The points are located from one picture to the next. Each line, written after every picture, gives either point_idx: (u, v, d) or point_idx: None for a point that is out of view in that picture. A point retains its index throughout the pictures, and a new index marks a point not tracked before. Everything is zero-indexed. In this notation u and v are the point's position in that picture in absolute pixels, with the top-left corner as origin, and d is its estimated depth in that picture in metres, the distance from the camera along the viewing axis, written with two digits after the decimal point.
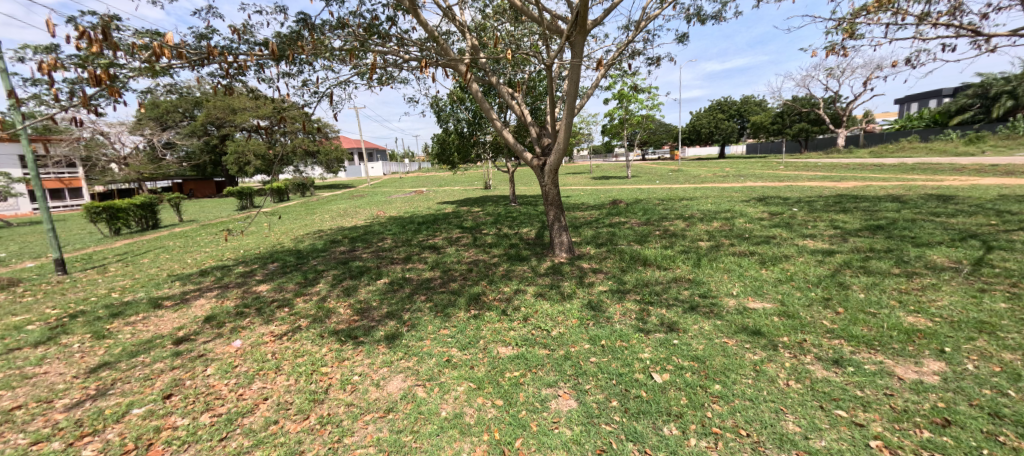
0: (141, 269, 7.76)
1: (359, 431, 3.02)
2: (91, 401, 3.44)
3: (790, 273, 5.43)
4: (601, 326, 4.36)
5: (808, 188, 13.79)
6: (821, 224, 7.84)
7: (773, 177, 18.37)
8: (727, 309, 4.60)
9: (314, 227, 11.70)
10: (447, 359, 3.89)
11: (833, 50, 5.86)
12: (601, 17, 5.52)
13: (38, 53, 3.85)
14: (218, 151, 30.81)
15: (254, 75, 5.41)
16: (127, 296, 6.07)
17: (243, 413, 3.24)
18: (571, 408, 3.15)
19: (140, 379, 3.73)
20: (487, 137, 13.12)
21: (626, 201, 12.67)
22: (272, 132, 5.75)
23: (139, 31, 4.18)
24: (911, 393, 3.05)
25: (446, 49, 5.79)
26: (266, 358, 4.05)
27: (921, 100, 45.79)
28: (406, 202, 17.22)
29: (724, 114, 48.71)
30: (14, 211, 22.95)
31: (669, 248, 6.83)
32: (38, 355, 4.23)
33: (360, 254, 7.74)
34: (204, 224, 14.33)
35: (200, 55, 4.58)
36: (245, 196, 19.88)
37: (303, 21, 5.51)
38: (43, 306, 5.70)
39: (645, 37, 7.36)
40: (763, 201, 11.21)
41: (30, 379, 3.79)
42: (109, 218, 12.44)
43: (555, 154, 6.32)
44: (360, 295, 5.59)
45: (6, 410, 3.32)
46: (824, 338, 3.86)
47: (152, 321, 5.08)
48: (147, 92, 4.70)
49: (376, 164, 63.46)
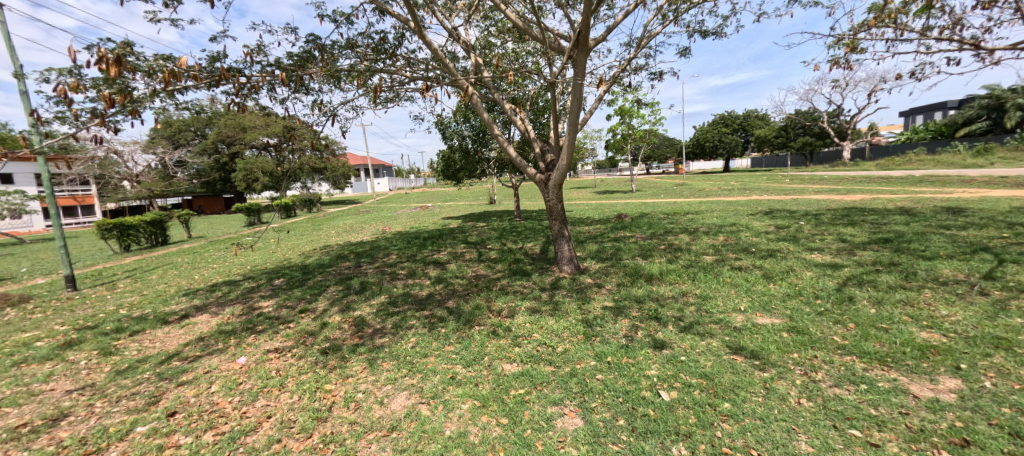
0: (150, 285, 7.81)
1: (361, 449, 2.99)
2: (96, 419, 3.43)
3: (798, 288, 5.37)
4: (607, 343, 4.32)
5: (814, 201, 13.80)
6: (828, 237, 7.80)
7: (779, 191, 18.31)
8: (734, 325, 4.53)
9: (320, 242, 11.73)
10: (452, 376, 3.85)
11: (835, 64, 5.93)
12: (603, 35, 5.63)
13: (62, 76, 3.96)
14: (227, 169, 31.31)
15: (266, 94, 5.50)
16: (135, 311, 6.12)
17: (247, 431, 3.22)
18: (577, 427, 3.09)
19: (145, 397, 3.72)
20: (492, 153, 13.25)
21: (631, 215, 12.65)
22: (281, 150, 5.82)
23: (158, 54, 4.29)
24: (929, 412, 2.96)
25: (451, 67, 5.88)
26: (270, 375, 4.03)
27: (927, 113, 45.79)
28: (410, 218, 17.36)
29: (729, 128, 48.92)
30: (29, 227, 23.40)
31: (674, 263, 6.79)
32: (45, 372, 4.24)
33: (365, 269, 7.75)
34: (212, 240, 14.44)
35: (214, 75, 4.68)
36: (253, 212, 20.16)
37: (313, 41, 5.64)
38: (52, 323, 5.74)
39: (646, 52, 7.47)
40: (770, 214, 11.17)
41: (37, 396, 3.79)
42: (120, 235, 12.64)
43: (559, 169, 6.31)
44: (362, 311, 5.58)
45: (12, 428, 3.32)
46: (836, 354, 3.80)
47: (158, 338, 5.08)
48: (163, 111, 4.78)
49: (382, 180, 63.77)
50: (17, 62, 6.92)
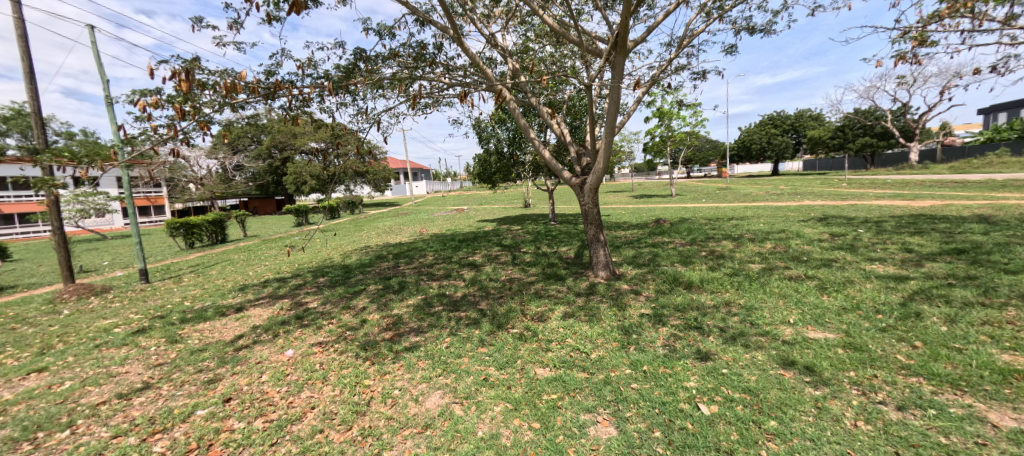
0: (210, 279, 8.46)
1: (397, 445, 3.09)
2: (162, 401, 3.76)
3: (856, 301, 5.01)
4: (643, 351, 4.22)
5: (875, 207, 12.82)
6: (891, 246, 7.22)
7: (835, 196, 17.10)
8: (782, 338, 4.30)
9: (361, 243, 12.22)
10: (485, 378, 3.91)
11: (902, 59, 5.52)
12: (642, 36, 5.52)
13: (142, 94, 4.39)
14: (279, 172, 33.31)
15: (316, 105, 5.83)
16: (197, 303, 6.66)
17: (292, 420, 3.42)
18: (611, 436, 3.05)
19: (204, 383, 4.04)
20: (527, 157, 13.31)
21: (671, 220, 12.29)
22: (328, 156, 6.14)
23: (221, 69, 4.65)
24: (1011, 444, 2.67)
25: (489, 73, 5.99)
26: (314, 368, 4.25)
27: (1012, 110, 41.31)
28: (447, 220, 17.72)
29: (779, 129, 46.39)
30: (110, 225, 25.99)
31: (717, 270, 6.53)
32: (121, 355, 4.70)
33: (402, 270, 8.00)
34: (264, 239, 15.41)
35: (270, 88, 5.02)
36: (301, 214, 21.33)
37: (359, 53, 5.93)
38: (128, 312, 6.35)
39: (689, 52, 7.25)
40: (824, 220, 10.47)
41: (114, 377, 4.22)
42: (185, 233, 13.78)
43: (594, 173, 6.24)
44: (399, 310, 5.77)
45: (93, 404, 3.71)
46: (899, 374, 3.52)
47: (216, 328, 5.49)
48: (226, 123, 5.18)
49: (420, 183, 65.44)
50: (104, 77, 7.72)
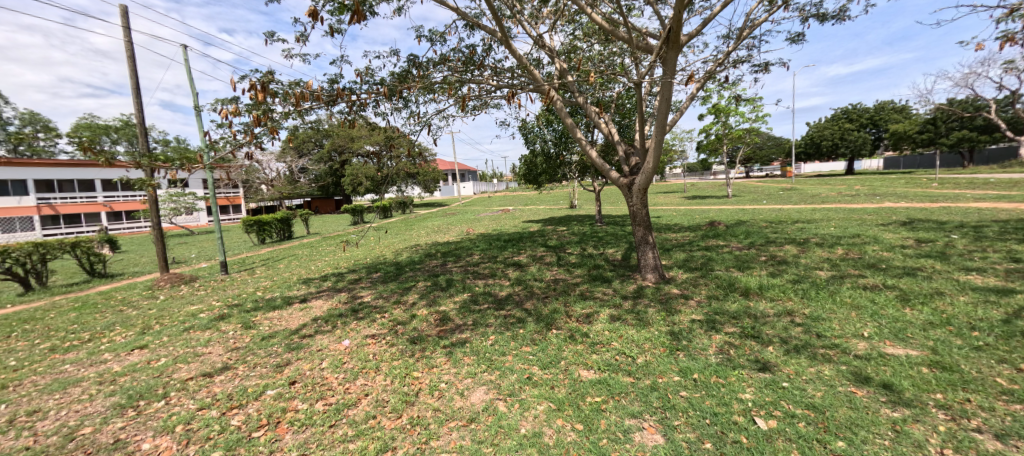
0: (278, 272, 9.23)
1: (444, 435, 3.22)
2: (238, 380, 4.19)
3: (946, 316, 4.49)
4: (694, 359, 4.07)
5: (973, 210, 11.35)
6: (992, 255, 6.38)
7: (923, 197, 15.32)
8: (853, 352, 3.96)
9: (412, 241, 12.73)
10: (528, 376, 3.96)
11: (1010, 41, 4.86)
12: (696, 30, 5.31)
13: (225, 104, 4.90)
14: (339, 174, 35.48)
15: (372, 110, 6.19)
16: (268, 294, 7.29)
17: (349, 404, 3.67)
18: (657, 444, 2.98)
19: (273, 366, 4.44)
20: (574, 157, 13.20)
21: (727, 223, 11.65)
22: (382, 158, 6.48)
23: (291, 79, 5.07)
24: None
25: (536, 74, 6.03)
26: (368, 358, 4.52)
27: None
28: (493, 220, 17.98)
29: (855, 124, 42.34)
30: (197, 221, 29.06)
31: (778, 277, 6.11)
32: (205, 338, 5.27)
33: (450, 268, 8.26)
34: (325, 237, 16.52)
35: (332, 95, 5.40)
36: (358, 213, 22.61)
37: (412, 60, 6.20)
38: (211, 299, 7.11)
39: (748, 44, 6.85)
40: (908, 225, 9.44)
41: (199, 356, 4.75)
42: (258, 230, 15.10)
43: (643, 173, 6.09)
44: (447, 306, 5.98)
45: (183, 379, 4.21)
46: (997, 400, 3.12)
47: (284, 317, 6.00)
48: (293, 128, 5.64)
49: (469, 184, 66.86)
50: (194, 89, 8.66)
